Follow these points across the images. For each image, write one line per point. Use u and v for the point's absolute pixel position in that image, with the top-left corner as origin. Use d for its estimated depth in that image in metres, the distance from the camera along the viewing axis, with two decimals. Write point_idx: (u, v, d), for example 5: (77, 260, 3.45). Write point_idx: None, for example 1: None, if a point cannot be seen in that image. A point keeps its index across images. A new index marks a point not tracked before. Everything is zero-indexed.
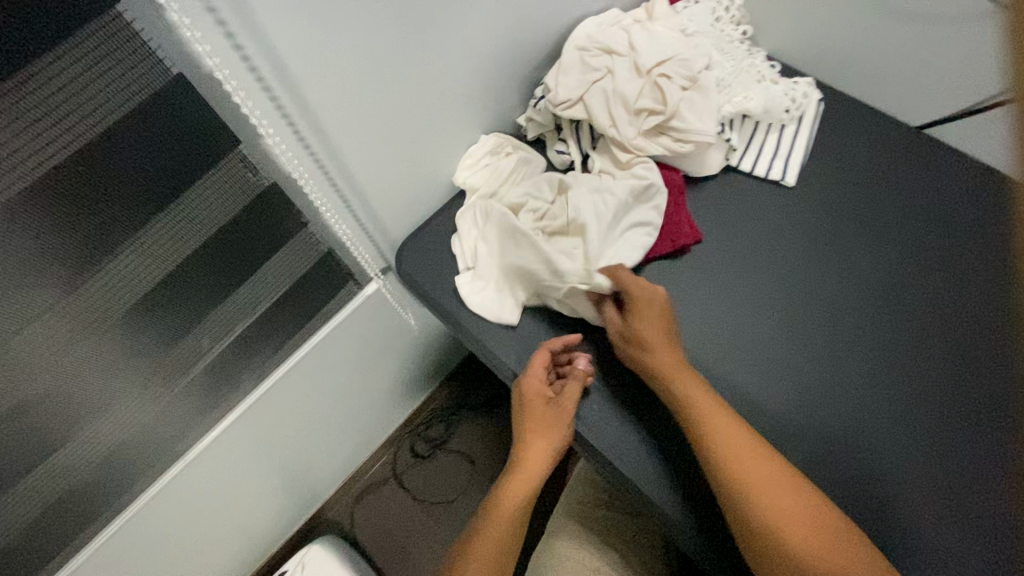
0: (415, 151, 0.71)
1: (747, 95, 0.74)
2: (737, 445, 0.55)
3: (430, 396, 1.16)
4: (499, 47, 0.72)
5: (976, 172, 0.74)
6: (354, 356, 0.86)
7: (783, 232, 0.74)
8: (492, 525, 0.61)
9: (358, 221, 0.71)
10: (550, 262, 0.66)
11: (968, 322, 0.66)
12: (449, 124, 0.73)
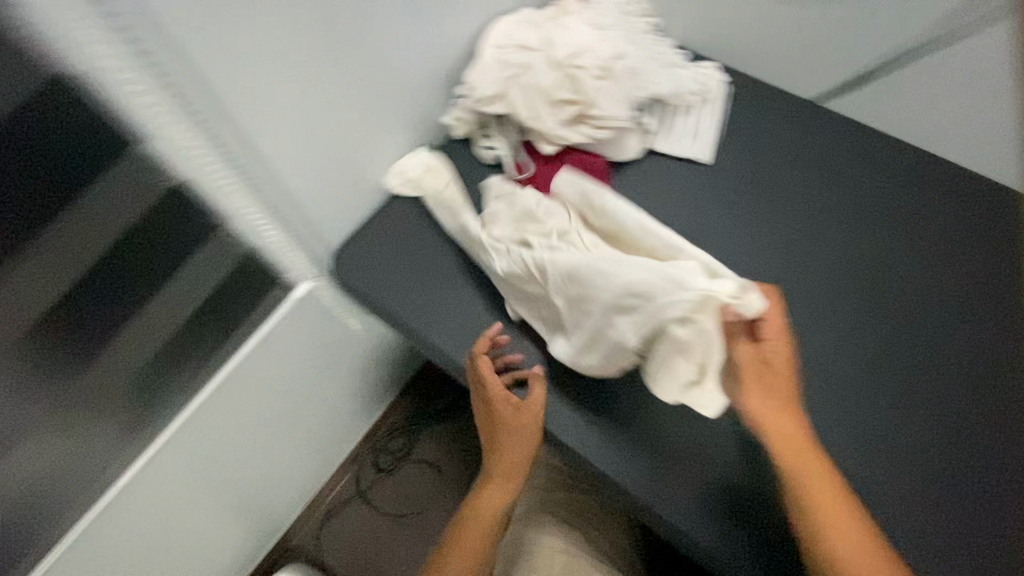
0: (339, 151, 0.74)
1: (657, 81, 0.79)
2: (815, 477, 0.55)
3: (390, 409, 1.25)
4: (414, 46, 0.75)
5: (870, 138, 0.80)
6: (303, 365, 0.89)
7: (702, 208, 0.78)
8: (470, 526, 0.68)
9: (285, 225, 0.73)
10: (674, 279, 0.58)
11: (868, 278, 0.71)
12: (369, 122, 0.76)
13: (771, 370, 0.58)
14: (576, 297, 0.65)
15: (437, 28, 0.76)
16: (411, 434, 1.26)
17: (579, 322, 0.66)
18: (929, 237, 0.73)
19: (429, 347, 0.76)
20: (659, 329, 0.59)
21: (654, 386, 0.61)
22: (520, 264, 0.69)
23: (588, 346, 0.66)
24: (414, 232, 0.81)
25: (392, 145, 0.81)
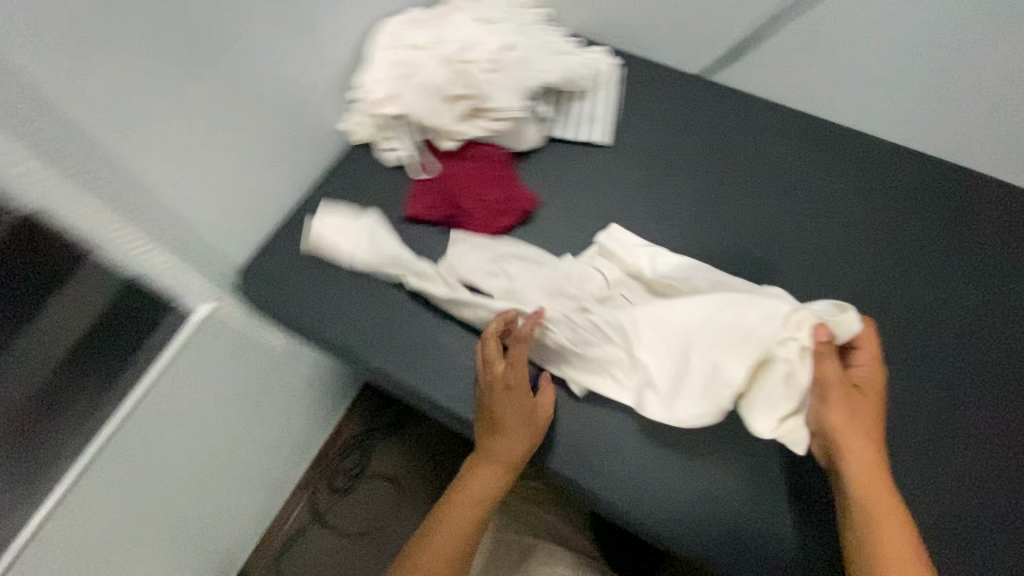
0: (229, 167, 0.71)
1: (547, 69, 0.80)
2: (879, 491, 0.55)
3: (339, 426, 1.22)
4: (296, 54, 0.73)
5: (755, 107, 0.84)
6: (229, 393, 0.85)
7: (605, 189, 0.80)
8: (446, 524, 0.64)
9: (180, 251, 0.69)
10: (762, 312, 0.62)
11: (763, 239, 0.75)
12: (259, 135, 0.73)
13: (869, 384, 0.60)
14: (658, 348, 0.67)
15: (320, 36, 0.76)
16: (364, 449, 1.23)
17: (660, 372, 0.67)
18: (813, 191, 0.78)
19: (350, 357, 0.75)
20: (766, 352, 0.61)
21: (750, 424, 0.61)
22: (590, 332, 0.69)
23: (670, 394, 0.65)
24: (326, 243, 0.79)
25: (291, 157, 0.79)
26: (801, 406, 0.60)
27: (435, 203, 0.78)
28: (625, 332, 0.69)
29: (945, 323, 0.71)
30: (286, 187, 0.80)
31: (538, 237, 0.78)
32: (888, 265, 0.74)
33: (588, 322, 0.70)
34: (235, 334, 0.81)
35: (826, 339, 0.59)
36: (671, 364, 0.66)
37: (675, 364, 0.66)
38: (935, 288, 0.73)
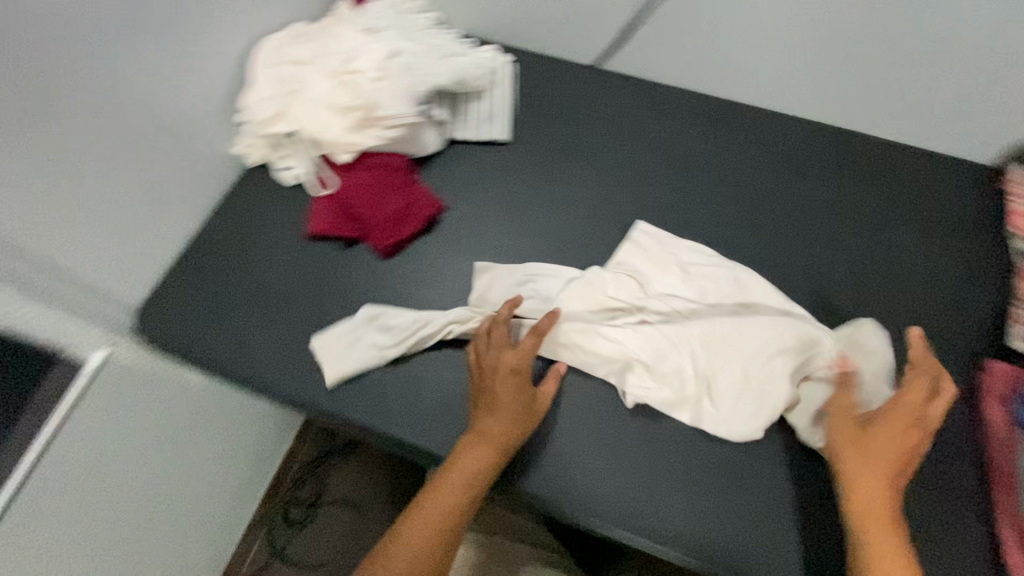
0: (113, 203, 0.68)
1: (435, 72, 0.79)
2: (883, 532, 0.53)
3: (291, 454, 1.16)
4: (174, 80, 0.71)
5: (645, 89, 0.87)
6: (154, 440, 0.81)
7: (509, 183, 0.81)
8: (428, 506, 0.59)
9: (62, 298, 0.65)
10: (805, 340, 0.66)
11: (662, 218, 0.78)
12: (142, 168, 0.70)
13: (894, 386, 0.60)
14: (711, 364, 0.67)
15: (198, 55, 0.73)
16: (319, 476, 1.18)
17: (719, 384, 0.66)
18: (707, 168, 0.81)
19: (258, 386, 0.72)
20: (807, 371, 0.66)
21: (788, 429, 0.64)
22: (625, 334, 0.69)
23: (738, 412, 0.64)
24: (226, 268, 0.78)
25: (183, 185, 0.76)
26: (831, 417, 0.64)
27: (336, 219, 0.77)
28: (686, 345, 0.68)
29: (841, 273, 0.74)
30: (183, 216, 0.78)
31: (447, 238, 0.78)
32: (779, 234, 0.77)
33: (636, 343, 0.69)
34: (145, 375, 0.77)
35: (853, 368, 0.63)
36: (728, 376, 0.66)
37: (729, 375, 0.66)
38: (829, 248, 0.76)
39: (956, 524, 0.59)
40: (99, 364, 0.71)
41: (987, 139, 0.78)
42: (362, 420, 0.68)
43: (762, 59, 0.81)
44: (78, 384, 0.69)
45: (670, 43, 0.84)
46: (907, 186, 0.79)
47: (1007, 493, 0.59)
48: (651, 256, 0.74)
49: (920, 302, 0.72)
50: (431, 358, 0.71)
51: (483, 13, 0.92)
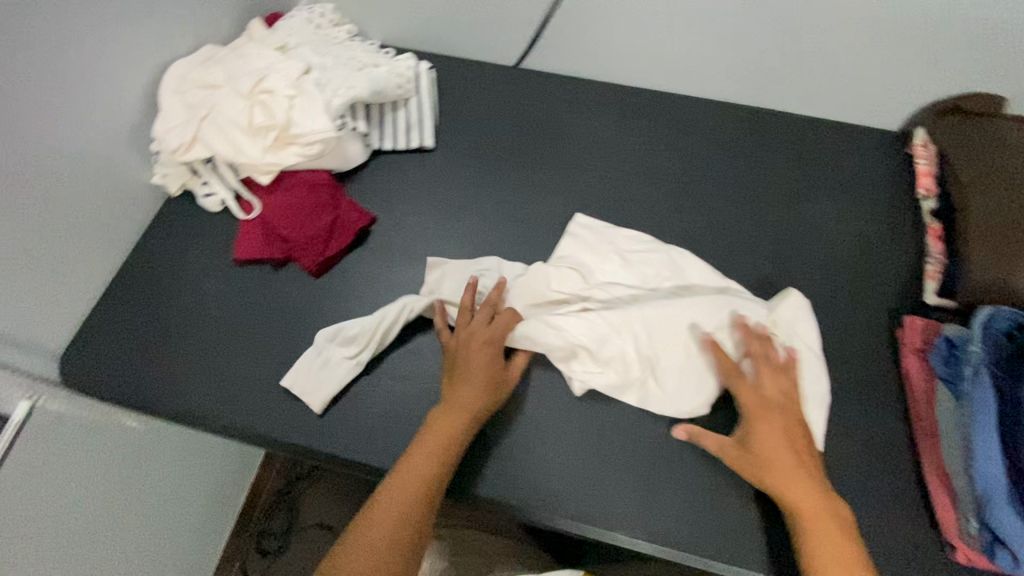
0: (30, 247, 0.65)
1: (351, 84, 0.78)
2: (806, 485, 0.56)
3: (257, 485, 1.14)
4: (84, 115, 0.68)
5: (563, 85, 0.89)
6: (108, 488, 0.77)
7: (437, 189, 0.82)
8: (412, 466, 0.58)
9: None
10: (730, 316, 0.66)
11: (591, 209, 0.79)
12: (58, 208, 0.67)
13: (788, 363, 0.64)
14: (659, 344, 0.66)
15: (102, 84, 0.70)
16: (290, 504, 1.15)
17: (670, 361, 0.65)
18: (629, 157, 0.83)
19: (192, 419, 0.69)
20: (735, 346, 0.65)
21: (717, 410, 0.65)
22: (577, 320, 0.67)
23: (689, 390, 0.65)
24: (154, 302, 0.76)
25: (100, 221, 0.74)
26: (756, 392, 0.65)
27: (264, 240, 0.77)
28: (630, 327, 0.67)
29: (767, 247, 0.76)
30: (103, 253, 0.76)
31: (379, 249, 0.78)
32: (704, 214, 0.79)
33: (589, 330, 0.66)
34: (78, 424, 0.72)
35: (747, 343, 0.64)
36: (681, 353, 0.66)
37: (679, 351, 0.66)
38: (753, 224, 0.78)
39: (885, 476, 0.62)
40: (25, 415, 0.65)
41: (886, 108, 0.83)
42: (304, 443, 0.67)
43: (670, 48, 0.83)
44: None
45: (583, 38, 0.85)
46: (822, 157, 0.82)
47: (929, 440, 0.61)
48: (590, 246, 0.74)
49: (842, 267, 0.75)
50: (371, 372, 0.70)
51: (398, 22, 0.91)
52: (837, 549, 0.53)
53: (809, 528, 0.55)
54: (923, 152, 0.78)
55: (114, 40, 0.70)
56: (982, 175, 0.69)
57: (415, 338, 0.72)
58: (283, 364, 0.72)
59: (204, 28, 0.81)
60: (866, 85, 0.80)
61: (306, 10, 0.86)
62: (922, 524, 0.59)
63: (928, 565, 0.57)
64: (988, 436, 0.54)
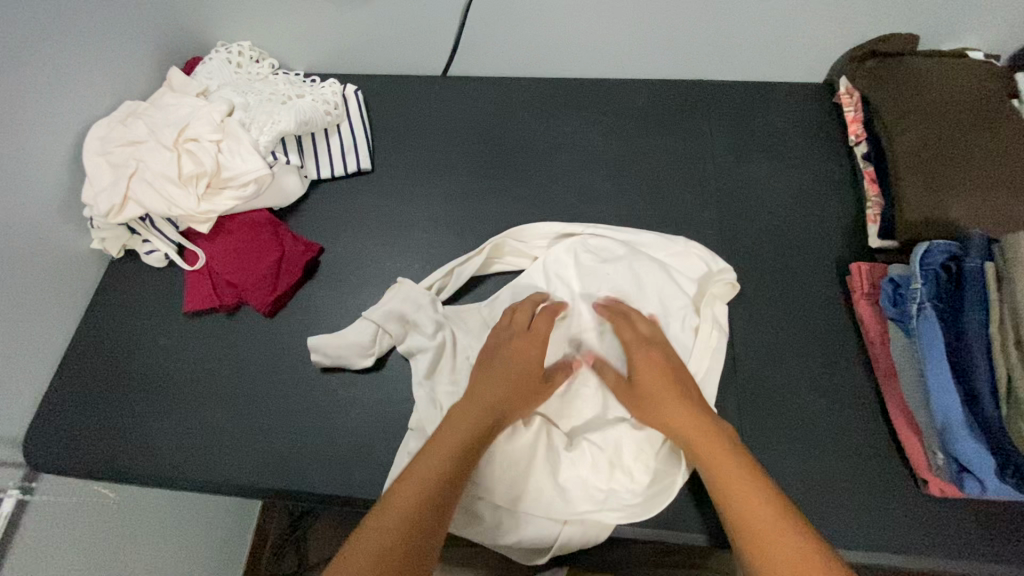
0: None
1: (277, 118, 0.77)
2: (678, 415, 0.57)
3: (262, 526, 1.09)
4: (10, 192, 0.67)
5: (491, 87, 0.89)
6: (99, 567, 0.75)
7: (382, 209, 0.82)
8: (429, 456, 0.55)
9: None
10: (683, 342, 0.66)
11: (535, 204, 0.80)
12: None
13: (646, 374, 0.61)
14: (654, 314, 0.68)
15: (22, 157, 0.68)
16: (299, 541, 1.07)
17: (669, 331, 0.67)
18: (568, 146, 0.83)
19: (170, 480, 0.68)
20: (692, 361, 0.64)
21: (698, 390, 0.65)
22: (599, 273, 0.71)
23: (615, 490, 0.60)
24: (115, 368, 0.75)
25: (43, 297, 0.73)
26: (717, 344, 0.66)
27: (213, 289, 0.76)
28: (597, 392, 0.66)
29: (713, 216, 0.77)
30: (53, 327, 0.75)
31: (332, 278, 0.78)
32: (647, 193, 0.79)
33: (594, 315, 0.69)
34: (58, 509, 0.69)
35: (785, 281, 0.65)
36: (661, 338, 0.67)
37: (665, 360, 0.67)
38: (696, 195, 0.79)
39: (848, 422, 0.63)
40: (14, 508, 0.64)
41: (807, 63, 0.84)
42: (282, 485, 0.66)
43: (590, 34, 0.84)
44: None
45: (504, 38, 0.86)
46: (756, 119, 0.83)
47: (889, 380, 0.63)
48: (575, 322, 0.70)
49: (788, 223, 0.76)
50: (342, 403, 0.70)
51: (318, 48, 0.91)
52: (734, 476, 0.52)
53: (702, 458, 0.54)
54: (848, 100, 0.79)
55: (28, 112, 0.68)
56: (902, 115, 0.71)
57: (379, 362, 0.72)
58: (250, 411, 0.71)
59: (122, 85, 0.80)
60: (782, 44, 0.82)
61: (223, 50, 0.85)
62: (894, 464, 0.61)
63: (901, 503, 0.59)
64: (942, 366, 0.55)
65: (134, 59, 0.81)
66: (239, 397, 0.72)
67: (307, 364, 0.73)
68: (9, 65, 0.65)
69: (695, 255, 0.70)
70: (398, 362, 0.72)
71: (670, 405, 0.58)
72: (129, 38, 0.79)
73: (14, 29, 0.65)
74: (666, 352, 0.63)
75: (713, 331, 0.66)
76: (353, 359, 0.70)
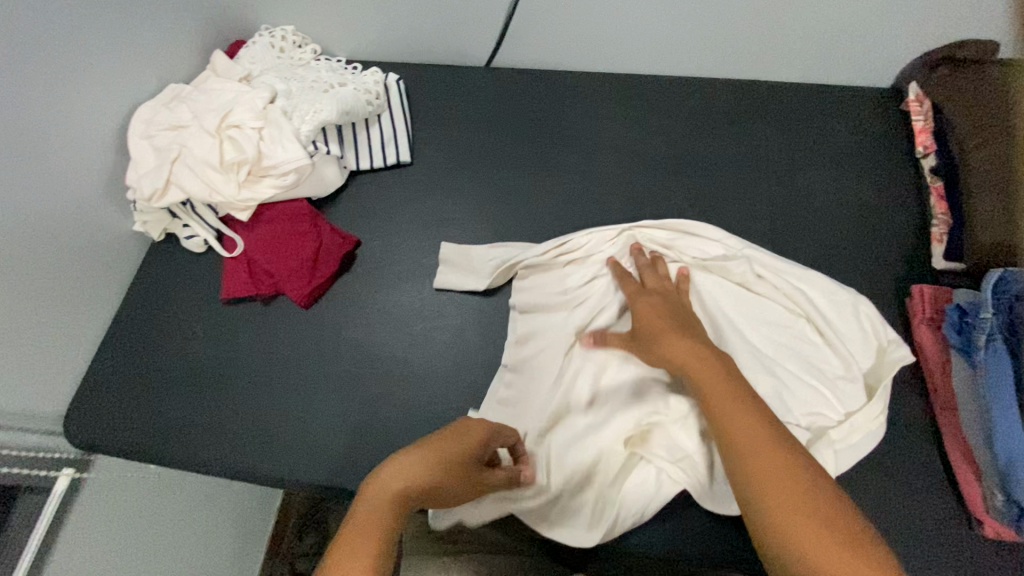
0: (26, 315, 0.65)
1: (318, 107, 0.76)
2: (700, 355, 0.55)
3: (286, 505, 1.09)
4: (60, 173, 0.68)
5: (535, 79, 0.86)
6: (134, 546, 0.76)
7: (419, 203, 0.81)
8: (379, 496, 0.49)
9: (14, 426, 0.64)
10: (809, 361, 0.63)
11: (576, 203, 0.78)
12: (48, 271, 0.68)
13: (654, 316, 0.61)
14: (800, 361, 0.63)
15: (71, 138, 0.69)
16: (319, 522, 1.08)
17: (824, 388, 0.61)
18: (613, 144, 0.81)
19: (201, 465, 0.69)
20: (841, 380, 0.62)
21: (838, 407, 0.60)
22: (703, 249, 0.69)
23: (699, 459, 0.59)
24: (152, 350, 0.76)
25: (85, 279, 0.74)
26: (865, 367, 0.62)
27: (250, 277, 0.76)
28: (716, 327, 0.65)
29: (763, 224, 0.74)
30: (95, 307, 0.76)
31: (368, 270, 0.77)
32: (694, 197, 0.76)
33: (719, 271, 0.68)
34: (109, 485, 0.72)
35: (930, 313, 0.63)
36: (807, 392, 0.61)
37: (809, 417, 0.60)
38: (746, 202, 0.75)
39: (898, 453, 0.60)
40: (67, 486, 0.66)
41: (872, 66, 0.79)
42: (311, 480, 0.66)
43: (643, 28, 0.80)
44: (48, 503, 0.63)
45: (553, 28, 0.83)
46: (815, 120, 0.79)
47: (949, 415, 0.59)
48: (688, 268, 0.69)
49: (843, 234, 0.72)
50: (374, 397, 0.70)
51: (361, 36, 0.90)
52: (726, 398, 0.51)
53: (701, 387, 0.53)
54: (917, 108, 0.74)
55: (76, 91, 0.68)
56: (979, 128, 0.66)
57: (412, 359, 0.71)
58: (283, 400, 0.71)
59: (166, 67, 0.80)
60: (845, 45, 0.77)
61: (267, 35, 0.84)
62: (951, 500, 0.58)
63: (950, 542, 0.56)
64: (1010, 409, 0.53)
65: (181, 42, 0.81)
66: (272, 385, 0.72)
67: (339, 357, 0.72)
68: (62, 48, 0.66)
69: (864, 317, 0.63)
70: (431, 363, 0.71)
71: (667, 336, 0.57)
72: (176, 20, 0.79)
73: (65, 11, 0.65)
74: (674, 307, 0.62)
75: (876, 408, 0.59)
76: (454, 300, 0.74)
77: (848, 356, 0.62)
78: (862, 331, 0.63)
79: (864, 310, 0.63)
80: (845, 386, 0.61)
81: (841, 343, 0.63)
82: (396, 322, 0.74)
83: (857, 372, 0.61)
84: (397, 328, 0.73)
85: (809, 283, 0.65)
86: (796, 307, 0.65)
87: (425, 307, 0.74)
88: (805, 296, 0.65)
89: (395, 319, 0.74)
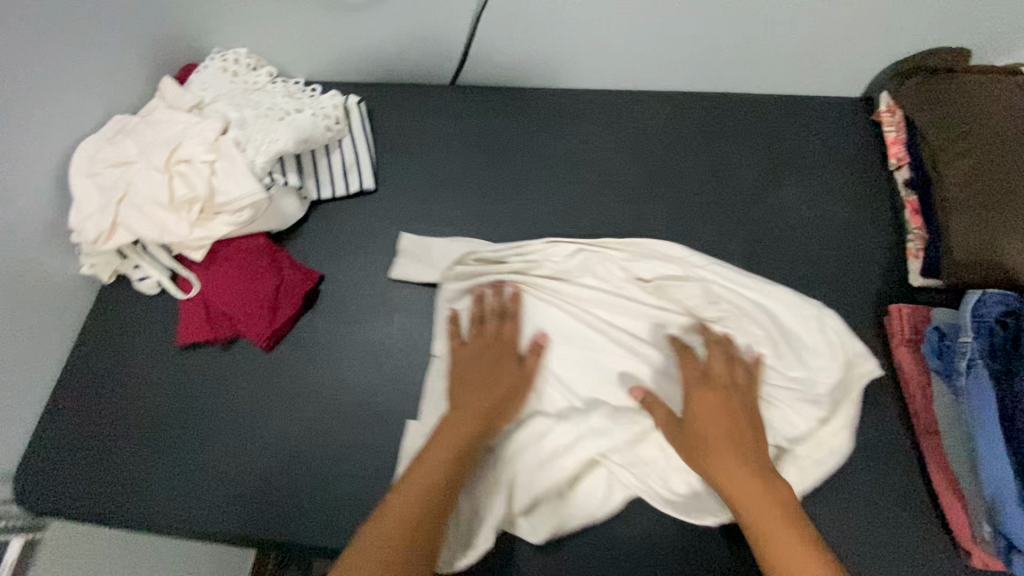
0: None
1: (274, 137, 0.72)
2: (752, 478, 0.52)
3: None
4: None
5: (502, 96, 0.84)
6: None
7: (385, 231, 0.78)
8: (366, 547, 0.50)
9: None
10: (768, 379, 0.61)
11: (549, 226, 0.75)
12: None
13: (717, 429, 0.55)
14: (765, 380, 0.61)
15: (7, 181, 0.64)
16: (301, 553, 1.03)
17: (789, 409, 0.59)
18: (584, 163, 0.78)
19: (159, 524, 0.65)
20: (808, 399, 0.59)
21: (804, 427, 0.59)
22: (656, 268, 0.67)
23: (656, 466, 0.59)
24: (106, 400, 0.72)
25: (32, 329, 0.70)
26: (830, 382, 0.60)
27: (206, 319, 0.72)
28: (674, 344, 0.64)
29: (738, 243, 0.72)
30: (43, 356, 0.72)
31: (333, 306, 0.74)
32: (668, 216, 0.74)
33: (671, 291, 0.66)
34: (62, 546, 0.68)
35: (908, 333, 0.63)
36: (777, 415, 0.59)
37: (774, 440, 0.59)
38: (722, 220, 0.73)
39: (880, 480, 0.59)
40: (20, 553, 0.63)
41: (843, 75, 0.78)
42: (277, 534, 0.63)
43: (611, 43, 0.78)
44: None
45: (517, 45, 0.80)
46: (784, 132, 0.78)
47: (931, 439, 0.59)
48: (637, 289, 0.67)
49: (817, 250, 0.71)
50: (343, 441, 0.67)
51: (320, 56, 0.86)
52: (772, 513, 0.50)
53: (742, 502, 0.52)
54: (889, 118, 0.74)
55: (10, 130, 0.64)
56: (952, 142, 0.66)
57: (381, 400, 0.68)
58: (246, 449, 0.68)
59: (112, 97, 0.75)
60: (816, 55, 0.76)
61: (218, 58, 0.80)
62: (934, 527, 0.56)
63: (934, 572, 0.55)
64: (993, 435, 0.52)
65: (127, 69, 0.76)
66: (235, 433, 0.69)
67: (305, 401, 0.69)
68: None
69: (830, 330, 0.62)
70: (402, 403, 0.68)
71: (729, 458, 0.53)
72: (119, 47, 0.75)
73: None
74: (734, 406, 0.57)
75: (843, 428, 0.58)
76: (423, 335, 0.71)
77: (813, 373, 0.60)
78: (824, 345, 0.61)
79: (827, 324, 0.62)
80: (811, 406, 0.59)
81: (804, 361, 0.61)
82: (364, 360, 0.71)
83: (829, 392, 0.60)
84: (364, 367, 0.70)
85: (774, 299, 0.63)
86: (756, 322, 0.63)
87: (394, 342, 0.71)
88: (768, 312, 0.63)
89: (362, 357, 0.71)
